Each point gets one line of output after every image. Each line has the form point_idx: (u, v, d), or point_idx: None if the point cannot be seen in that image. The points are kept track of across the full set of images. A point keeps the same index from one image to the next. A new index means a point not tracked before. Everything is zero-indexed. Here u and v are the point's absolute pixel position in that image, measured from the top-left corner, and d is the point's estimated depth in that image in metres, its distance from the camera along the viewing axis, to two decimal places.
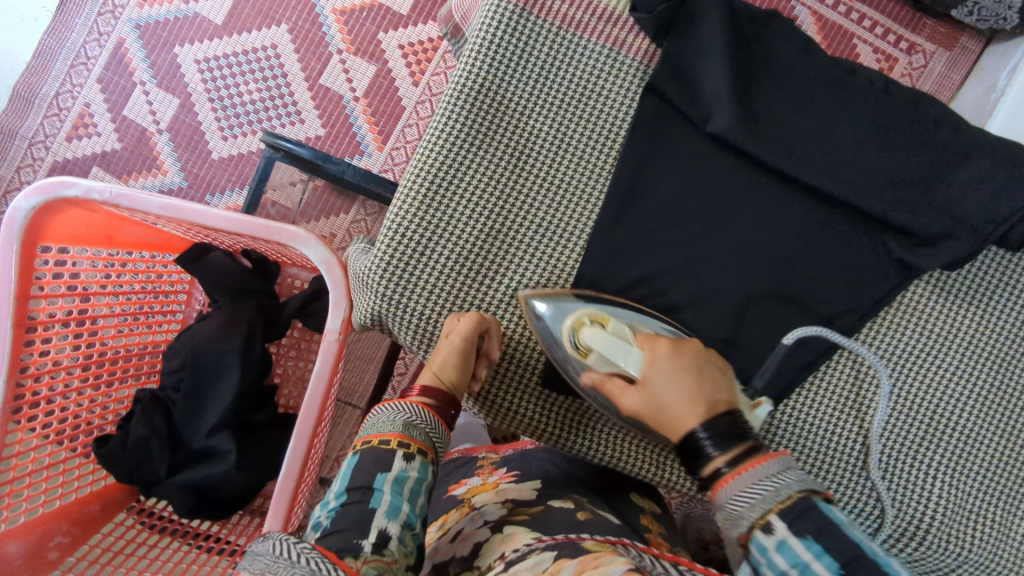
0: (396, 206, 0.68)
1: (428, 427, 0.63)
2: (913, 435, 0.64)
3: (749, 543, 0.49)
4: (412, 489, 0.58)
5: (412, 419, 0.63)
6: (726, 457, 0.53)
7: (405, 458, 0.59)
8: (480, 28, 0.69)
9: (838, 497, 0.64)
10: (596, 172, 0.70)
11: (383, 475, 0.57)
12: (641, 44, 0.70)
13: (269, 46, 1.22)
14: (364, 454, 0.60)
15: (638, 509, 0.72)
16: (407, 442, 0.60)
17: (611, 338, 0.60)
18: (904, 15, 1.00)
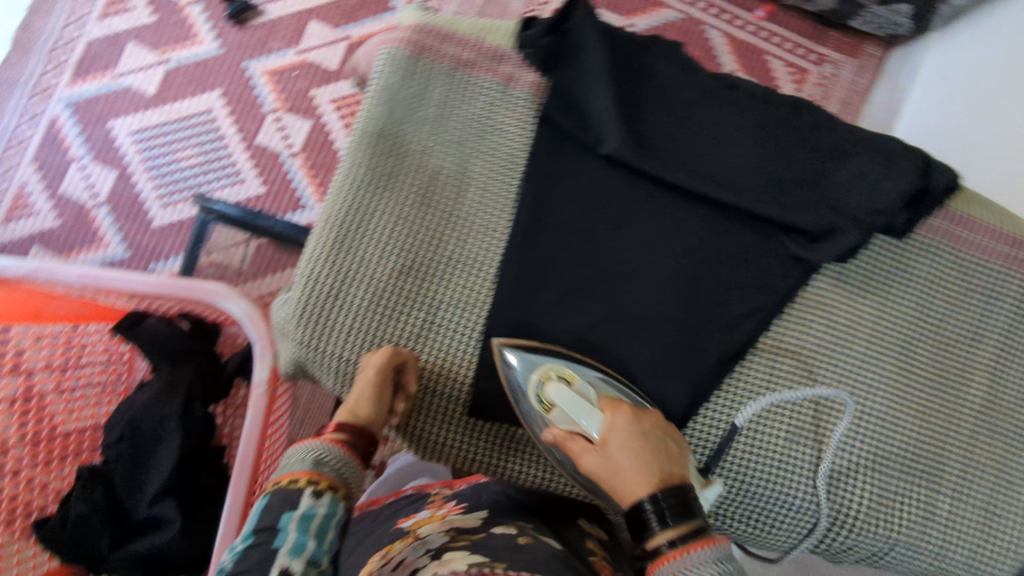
0: (309, 251, 0.61)
1: (341, 463, 0.52)
2: (835, 427, 0.62)
3: None
4: (322, 526, 0.46)
5: (322, 456, 0.51)
6: (680, 529, 0.47)
7: (315, 495, 0.48)
8: (377, 74, 0.62)
9: (768, 500, 0.61)
10: (499, 214, 0.62)
11: (289, 513, 0.46)
12: (528, 78, 0.63)
13: (203, 111, 1.30)
14: (275, 495, 0.48)
15: (589, 536, 0.63)
16: (316, 479, 0.49)
17: (574, 396, 0.56)
18: (811, 30, 1.32)
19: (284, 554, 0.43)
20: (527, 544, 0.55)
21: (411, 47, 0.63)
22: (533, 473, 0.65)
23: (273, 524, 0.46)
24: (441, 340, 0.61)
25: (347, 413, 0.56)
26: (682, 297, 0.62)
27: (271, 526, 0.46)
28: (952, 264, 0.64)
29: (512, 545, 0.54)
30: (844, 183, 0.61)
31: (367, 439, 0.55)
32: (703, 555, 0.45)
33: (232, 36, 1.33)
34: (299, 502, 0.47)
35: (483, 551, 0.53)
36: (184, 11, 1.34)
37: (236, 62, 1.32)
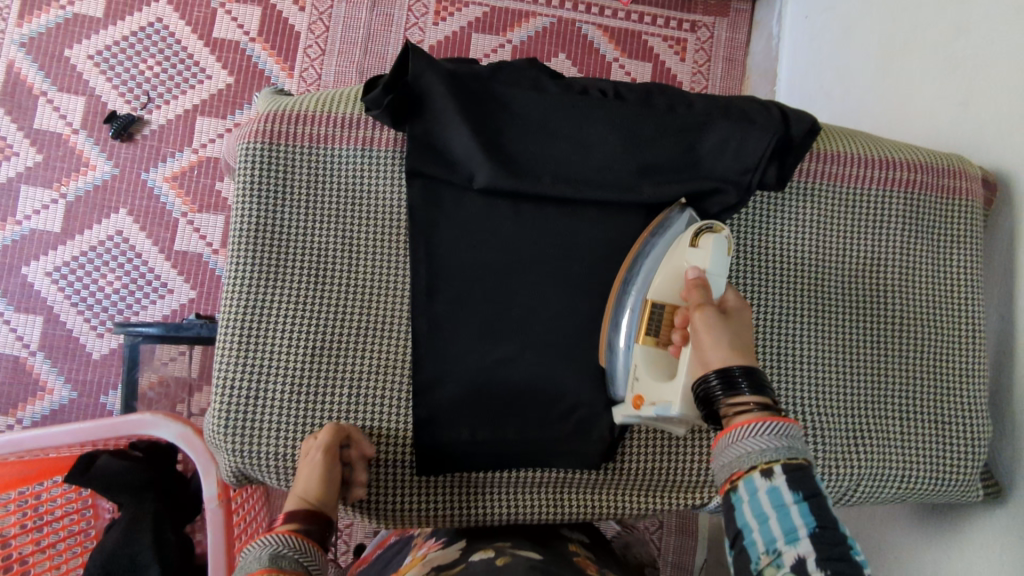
0: (219, 362, 0.60)
1: (298, 553, 0.47)
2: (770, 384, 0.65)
3: (740, 481, 0.45)
4: None
5: (278, 549, 0.47)
6: (760, 397, 0.47)
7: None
8: (240, 172, 0.62)
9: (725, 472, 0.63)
10: (394, 274, 0.63)
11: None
12: (385, 136, 0.64)
13: (114, 234, 1.30)
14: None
15: (566, 538, 0.66)
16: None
17: (720, 257, 0.57)
18: (678, 3, 1.37)
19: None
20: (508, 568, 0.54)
21: (264, 136, 0.62)
22: (499, 511, 0.64)
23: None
24: (369, 411, 0.61)
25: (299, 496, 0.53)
26: (592, 298, 0.63)
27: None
28: (832, 201, 0.67)
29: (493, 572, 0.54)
30: (712, 154, 0.63)
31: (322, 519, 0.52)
32: (778, 425, 0.45)
33: (123, 151, 1.32)
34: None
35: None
36: (69, 140, 1.31)
37: (134, 177, 1.32)
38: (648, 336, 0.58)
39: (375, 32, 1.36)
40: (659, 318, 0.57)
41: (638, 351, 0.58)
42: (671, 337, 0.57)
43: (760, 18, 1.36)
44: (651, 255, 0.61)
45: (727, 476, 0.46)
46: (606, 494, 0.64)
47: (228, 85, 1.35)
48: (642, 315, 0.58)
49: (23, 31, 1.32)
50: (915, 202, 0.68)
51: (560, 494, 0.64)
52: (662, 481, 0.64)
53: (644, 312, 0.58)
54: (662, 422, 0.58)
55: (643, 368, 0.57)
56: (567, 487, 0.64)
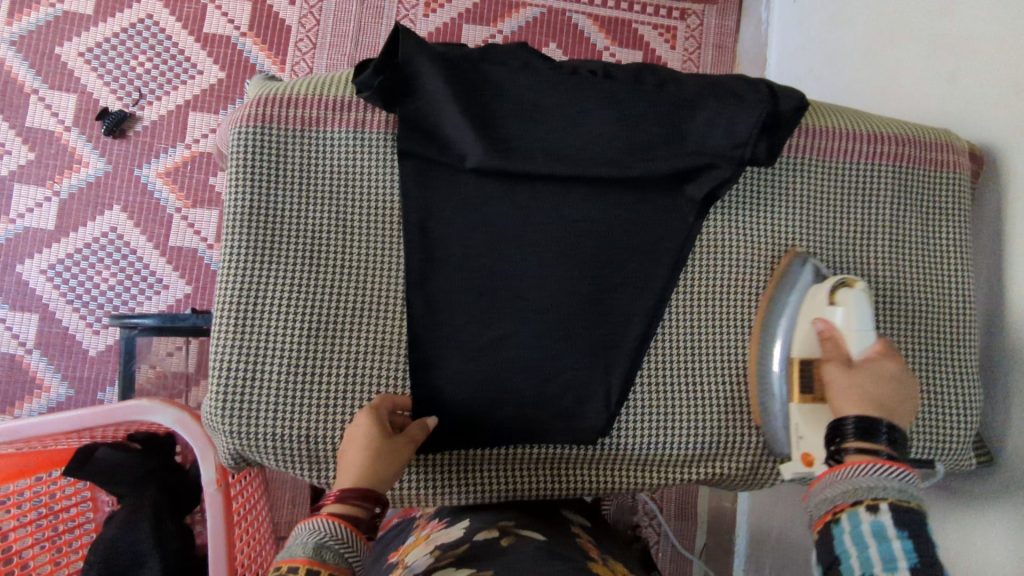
0: (214, 344, 0.61)
1: (342, 545, 0.48)
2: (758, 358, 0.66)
3: (844, 512, 0.48)
4: None
5: (325, 539, 0.47)
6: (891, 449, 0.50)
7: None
8: (233, 156, 0.63)
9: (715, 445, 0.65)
10: (388, 256, 0.63)
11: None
12: (376, 118, 0.64)
13: (108, 230, 1.30)
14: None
15: (569, 521, 0.66)
16: (317, 569, 0.45)
17: (864, 307, 0.58)
18: None
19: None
20: (511, 547, 0.55)
21: (256, 120, 0.63)
22: (497, 489, 0.64)
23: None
24: (365, 391, 0.61)
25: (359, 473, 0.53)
26: (585, 275, 0.64)
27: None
28: (821, 175, 0.68)
29: (496, 551, 0.54)
30: (702, 130, 0.64)
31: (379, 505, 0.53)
32: (896, 471, 0.48)
33: (116, 148, 1.32)
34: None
35: (469, 564, 0.53)
36: (61, 137, 1.31)
37: (127, 173, 1.32)
38: (805, 396, 0.59)
39: (365, 25, 1.36)
40: (809, 373, 0.59)
41: (794, 411, 0.59)
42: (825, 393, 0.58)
43: (749, 4, 1.36)
44: (787, 307, 0.63)
45: (830, 508, 0.49)
46: (603, 470, 0.65)
47: (219, 80, 1.35)
48: (793, 372, 0.60)
49: (13, 30, 1.32)
50: (903, 176, 0.69)
51: (558, 471, 0.65)
52: (659, 457, 0.65)
53: (792, 370, 0.60)
54: None
55: (804, 428, 0.58)
56: (564, 464, 0.65)
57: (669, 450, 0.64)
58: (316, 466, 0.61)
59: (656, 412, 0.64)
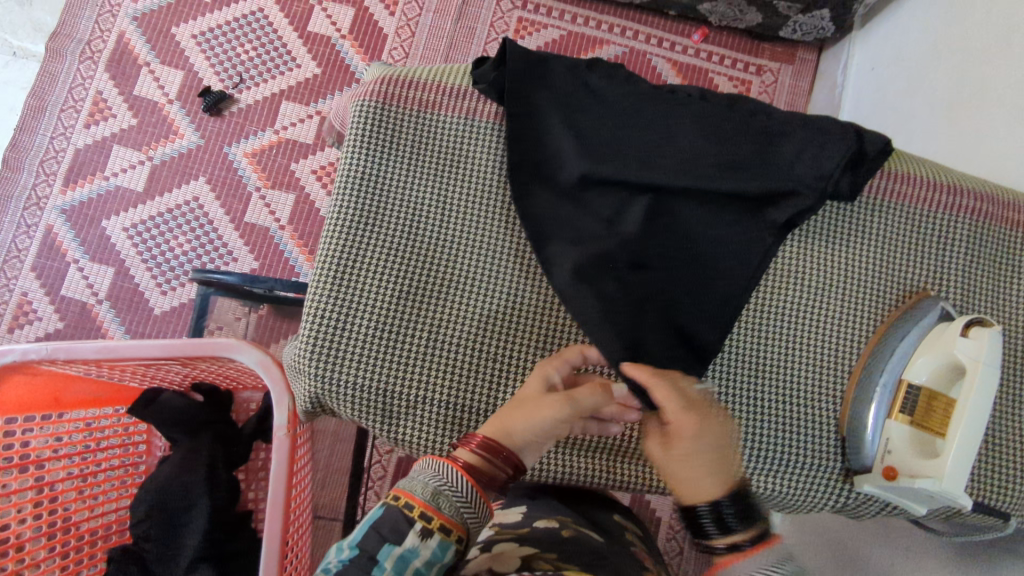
0: (310, 293, 0.66)
1: (458, 497, 0.52)
2: (813, 381, 0.68)
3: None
4: (418, 570, 0.49)
5: (442, 486, 0.52)
6: (746, 534, 0.51)
7: (422, 534, 0.50)
8: (354, 126, 0.69)
9: (763, 459, 0.67)
10: (478, 235, 0.69)
11: (389, 545, 0.49)
12: (487, 109, 0.70)
13: (191, 199, 1.38)
14: (385, 516, 0.50)
15: (621, 525, 0.68)
16: (429, 514, 0.50)
17: (996, 347, 0.59)
18: (746, 47, 1.44)
19: None
20: (570, 540, 0.56)
21: (380, 97, 0.69)
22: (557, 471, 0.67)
23: (373, 551, 0.48)
24: (439, 356, 0.65)
25: (496, 428, 0.57)
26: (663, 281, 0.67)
27: (370, 556, 0.48)
28: (898, 218, 0.71)
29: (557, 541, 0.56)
30: (789, 160, 0.67)
31: (507, 463, 0.56)
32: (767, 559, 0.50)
33: (211, 125, 1.41)
34: (404, 534, 0.49)
35: (530, 544, 0.56)
36: (163, 109, 1.41)
37: (217, 149, 1.40)
38: (903, 415, 0.62)
39: (456, 43, 1.45)
40: (913, 397, 0.62)
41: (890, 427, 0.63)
42: (928, 419, 0.62)
43: (825, 68, 1.41)
44: (904, 337, 0.65)
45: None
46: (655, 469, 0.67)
47: (315, 76, 1.44)
48: (898, 393, 0.63)
49: (137, 7, 1.44)
50: (980, 226, 0.71)
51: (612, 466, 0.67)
52: None
53: (898, 392, 0.63)
54: (907, 497, 0.62)
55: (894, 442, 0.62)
56: (621, 455, 0.67)
57: None
58: (389, 419, 0.65)
59: None
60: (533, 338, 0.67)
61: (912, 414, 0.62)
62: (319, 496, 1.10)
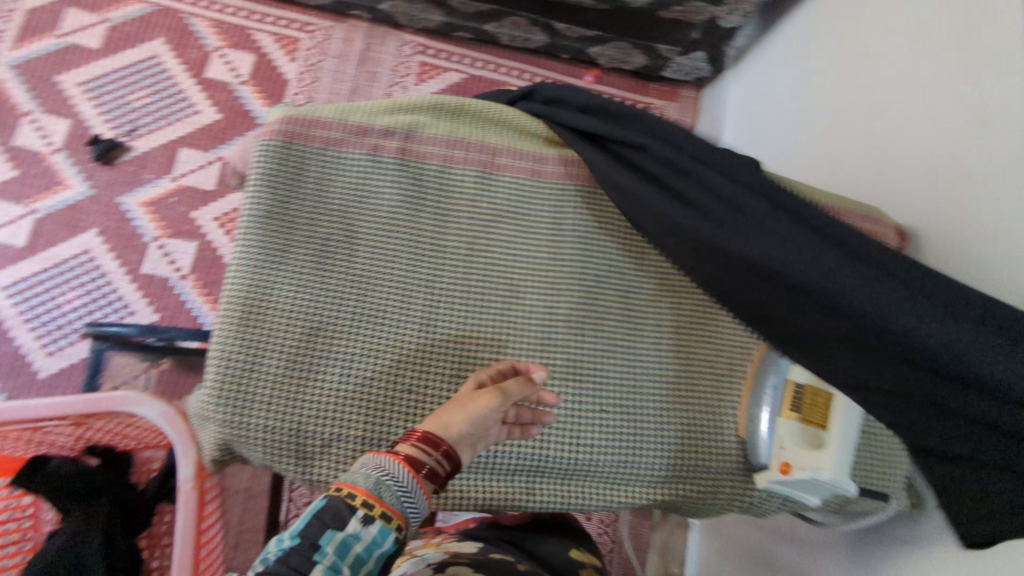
0: (216, 336, 0.65)
1: (401, 490, 0.49)
2: (710, 387, 0.74)
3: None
4: (361, 556, 0.46)
5: (386, 476, 0.48)
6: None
7: (364, 521, 0.46)
8: (258, 165, 0.69)
9: (672, 467, 0.70)
10: (389, 268, 0.69)
11: (332, 531, 0.45)
12: (394, 145, 0.72)
13: (81, 252, 1.30)
14: (327, 503, 0.47)
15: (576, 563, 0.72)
16: (371, 503, 0.47)
17: None
18: (635, 87, 1.55)
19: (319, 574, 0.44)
20: None
21: (284, 136, 0.70)
22: (481, 497, 0.66)
23: (315, 536, 0.45)
24: (355, 390, 0.65)
25: (434, 422, 0.53)
26: None
27: (313, 540, 0.45)
28: None
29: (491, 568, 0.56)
30: None
31: (444, 457, 0.51)
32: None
33: (102, 174, 1.34)
34: (348, 521, 0.46)
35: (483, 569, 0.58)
36: (47, 159, 1.33)
37: (109, 199, 1.33)
38: (793, 412, 0.66)
39: (359, 87, 1.48)
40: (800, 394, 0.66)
41: (782, 424, 0.66)
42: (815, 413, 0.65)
43: (706, 105, 1.55)
44: None
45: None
46: (574, 484, 0.69)
47: (215, 122, 1.41)
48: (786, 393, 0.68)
49: (17, 55, 1.37)
50: None
51: (534, 487, 0.68)
52: (626, 475, 0.69)
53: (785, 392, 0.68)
54: (802, 489, 0.66)
55: (787, 439, 0.65)
56: (541, 475, 0.68)
57: (635, 468, 0.69)
58: (304, 459, 0.63)
59: (622, 430, 0.70)
60: (447, 364, 0.68)
61: (799, 411, 0.66)
62: (233, 557, 1.04)
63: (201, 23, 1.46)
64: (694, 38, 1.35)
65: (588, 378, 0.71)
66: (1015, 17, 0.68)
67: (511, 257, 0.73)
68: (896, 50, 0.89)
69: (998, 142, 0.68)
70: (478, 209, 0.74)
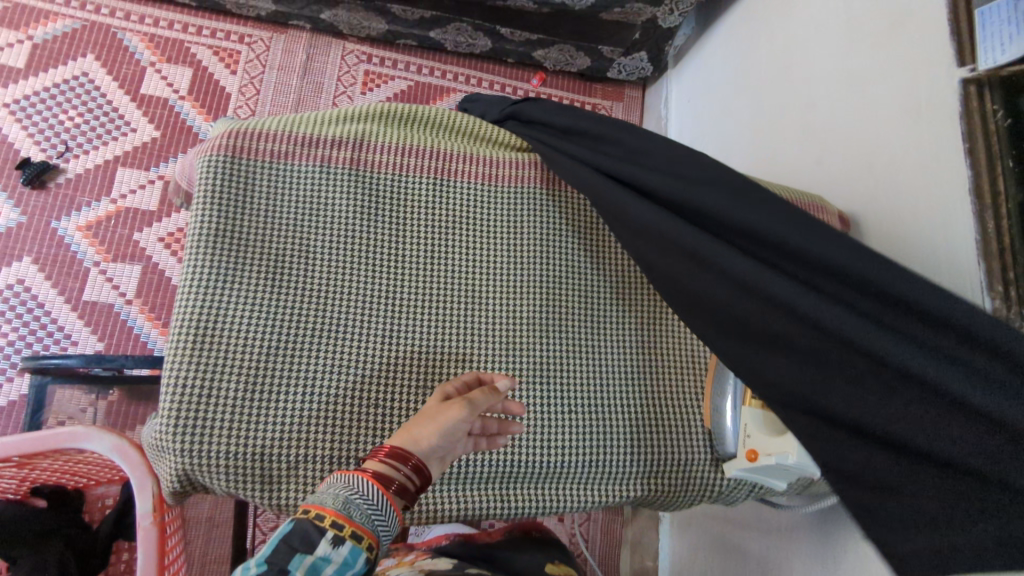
0: (167, 363, 0.62)
1: (369, 506, 0.48)
2: (671, 381, 0.75)
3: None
4: None
5: (352, 495, 0.48)
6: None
7: (334, 541, 0.45)
8: (202, 182, 0.67)
9: (642, 463, 0.71)
10: (345, 281, 0.68)
11: (301, 556, 0.43)
12: (343, 156, 0.71)
13: (14, 283, 1.23)
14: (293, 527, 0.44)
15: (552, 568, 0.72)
16: (341, 523, 0.46)
17: None
18: (581, 89, 1.56)
19: None
20: None
21: (228, 151, 0.68)
22: (454, 509, 0.66)
23: (283, 562, 0.42)
24: (318, 409, 0.63)
25: (400, 439, 0.53)
26: None
27: (280, 566, 0.42)
28: None
29: None
30: None
31: (414, 472, 0.51)
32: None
33: (34, 199, 1.28)
34: (316, 543, 0.44)
35: None
36: None
37: (43, 225, 1.27)
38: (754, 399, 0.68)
39: (304, 98, 1.45)
40: None
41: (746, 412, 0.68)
42: None
43: (650, 104, 1.58)
44: None
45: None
46: (546, 487, 0.69)
47: (153, 139, 1.36)
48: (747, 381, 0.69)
49: None
50: None
51: (507, 493, 0.68)
52: (596, 474, 0.70)
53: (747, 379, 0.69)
54: (770, 475, 0.67)
55: (752, 427, 0.67)
56: (513, 481, 0.68)
57: (606, 467, 0.70)
58: (270, 484, 0.61)
59: (590, 430, 0.71)
60: (411, 376, 0.67)
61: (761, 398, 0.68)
62: None
63: (133, 38, 1.40)
64: (636, 38, 1.37)
65: (553, 380, 0.72)
66: (932, 12, 0.72)
67: (470, 263, 0.73)
68: (827, 45, 0.93)
69: (928, 128, 0.72)
70: (435, 217, 0.73)
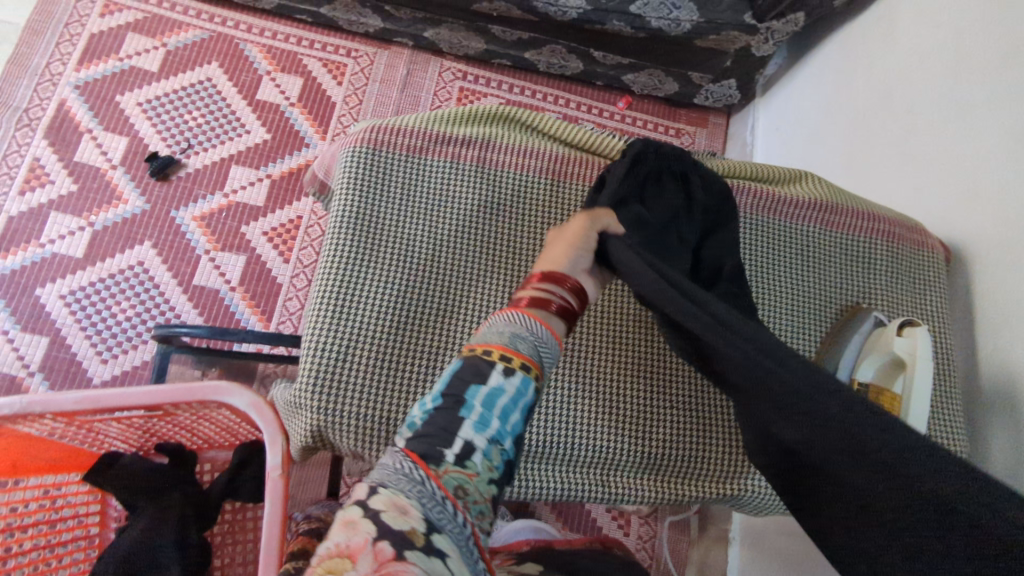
0: (308, 329, 0.68)
1: (536, 341, 0.56)
2: None
3: None
4: (507, 406, 0.51)
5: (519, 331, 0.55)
6: None
7: (506, 372, 0.52)
8: (347, 171, 0.74)
9: (743, 462, 0.73)
10: (467, 270, 0.73)
11: (476, 386, 0.51)
12: (470, 155, 0.77)
13: (135, 264, 1.34)
14: (467, 363, 0.52)
15: None
16: (509, 356, 0.53)
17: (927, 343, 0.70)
18: (666, 112, 1.60)
19: (468, 426, 0.49)
20: None
21: (370, 145, 0.75)
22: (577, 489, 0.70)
23: (459, 394, 0.50)
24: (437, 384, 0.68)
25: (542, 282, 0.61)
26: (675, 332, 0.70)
27: (458, 398, 0.50)
28: (829, 236, 0.84)
29: None
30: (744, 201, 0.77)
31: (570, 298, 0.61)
32: None
33: (158, 190, 1.40)
34: (487, 375, 0.52)
35: None
36: (106, 174, 1.39)
37: (164, 213, 1.38)
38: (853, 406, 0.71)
39: (403, 110, 1.54)
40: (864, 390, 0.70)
41: None
42: None
43: (734, 131, 1.60)
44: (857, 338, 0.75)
45: None
46: (650, 479, 0.72)
47: (265, 141, 1.47)
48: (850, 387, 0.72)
49: (79, 76, 1.43)
50: (895, 250, 0.84)
51: (618, 480, 0.71)
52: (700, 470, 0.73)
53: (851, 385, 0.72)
54: None
55: None
56: (628, 470, 0.72)
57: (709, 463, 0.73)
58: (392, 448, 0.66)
59: (687, 427, 0.73)
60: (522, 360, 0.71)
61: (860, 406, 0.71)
62: None
63: (253, 48, 1.53)
64: (727, 65, 1.41)
65: (654, 380, 0.75)
66: None
67: None
68: (932, 77, 0.95)
69: None
70: (550, 216, 0.77)
